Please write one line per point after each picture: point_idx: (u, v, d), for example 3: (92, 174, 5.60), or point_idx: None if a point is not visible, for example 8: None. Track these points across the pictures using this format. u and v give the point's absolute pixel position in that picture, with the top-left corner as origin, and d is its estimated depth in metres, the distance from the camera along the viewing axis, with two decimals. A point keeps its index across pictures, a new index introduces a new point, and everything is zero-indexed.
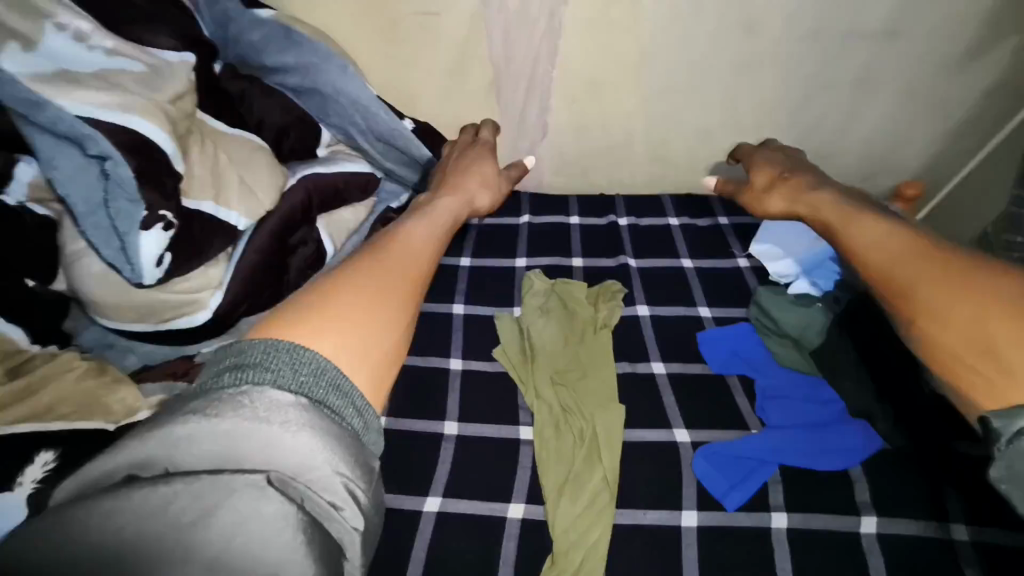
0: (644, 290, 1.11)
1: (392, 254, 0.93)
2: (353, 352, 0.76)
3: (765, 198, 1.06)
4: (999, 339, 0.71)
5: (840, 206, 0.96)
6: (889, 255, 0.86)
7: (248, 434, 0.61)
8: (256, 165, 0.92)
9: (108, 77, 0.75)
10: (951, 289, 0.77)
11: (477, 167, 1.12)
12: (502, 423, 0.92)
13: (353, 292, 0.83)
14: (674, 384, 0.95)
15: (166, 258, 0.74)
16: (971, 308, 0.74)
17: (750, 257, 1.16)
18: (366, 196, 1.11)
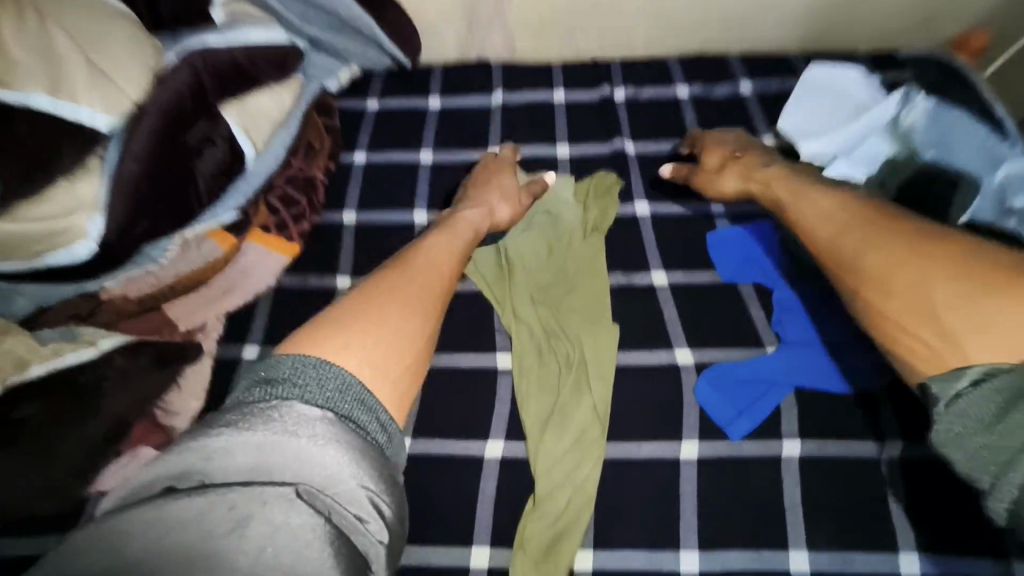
0: (643, 183, 0.91)
1: (418, 265, 0.72)
2: (377, 375, 0.60)
3: (716, 181, 0.85)
4: (948, 303, 0.57)
5: (796, 182, 0.78)
6: (836, 225, 0.70)
7: (272, 449, 0.49)
8: (109, 39, 0.71)
9: None
10: (894, 249, 0.63)
11: (507, 185, 0.87)
12: (476, 351, 0.78)
13: (381, 305, 0.65)
14: (677, 295, 0.80)
15: None
16: (916, 271, 0.61)
17: (777, 134, 0.95)
18: (284, 80, 0.87)
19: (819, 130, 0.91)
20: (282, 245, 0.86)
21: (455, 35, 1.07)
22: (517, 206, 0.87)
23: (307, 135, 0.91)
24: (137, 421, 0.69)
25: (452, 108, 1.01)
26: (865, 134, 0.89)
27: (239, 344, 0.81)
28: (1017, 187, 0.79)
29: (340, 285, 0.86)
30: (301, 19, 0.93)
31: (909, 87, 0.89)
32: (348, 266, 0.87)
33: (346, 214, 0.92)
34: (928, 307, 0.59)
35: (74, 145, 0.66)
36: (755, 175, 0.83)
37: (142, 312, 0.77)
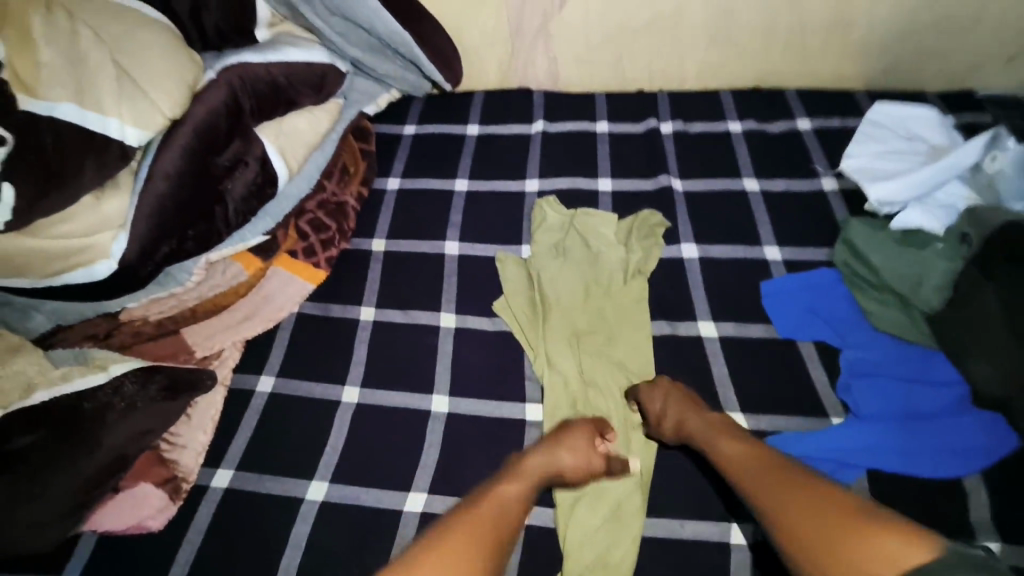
0: (691, 223, 0.85)
1: (487, 530, 0.55)
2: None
3: (658, 418, 0.66)
4: (802, 532, 0.49)
5: (715, 414, 0.65)
6: (739, 458, 0.59)
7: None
8: (143, 47, 0.67)
9: None
10: (771, 477, 0.55)
11: (591, 452, 0.63)
12: (503, 400, 0.73)
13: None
14: (728, 351, 0.72)
15: (6, 191, 0.58)
16: (785, 495, 0.52)
17: (837, 174, 0.87)
18: (322, 102, 0.85)
19: (890, 172, 0.81)
20: (307, 271, 0.83)
21: (497, 60, 1.03)
22: (588, 474, 0.62)
23: (342, 160, 0.89)
24: (138, 455, 0.66)
25: (490, 135, 0.98)
26: (943, 179, 0.79)
27: (255, 375, 0.77)
28: None
29: (362, 317, 0.81)
30: (342, 39, 0.89)
31: (996, 130, 0.79)
32: (373, 297, 0.83)
33: (375, 241, 0.88)
34: (796, 541, 0.49)
35: (97, 157, 0.63)
36: (689, 412, 0.65)
37: (158, 335, 0.74)
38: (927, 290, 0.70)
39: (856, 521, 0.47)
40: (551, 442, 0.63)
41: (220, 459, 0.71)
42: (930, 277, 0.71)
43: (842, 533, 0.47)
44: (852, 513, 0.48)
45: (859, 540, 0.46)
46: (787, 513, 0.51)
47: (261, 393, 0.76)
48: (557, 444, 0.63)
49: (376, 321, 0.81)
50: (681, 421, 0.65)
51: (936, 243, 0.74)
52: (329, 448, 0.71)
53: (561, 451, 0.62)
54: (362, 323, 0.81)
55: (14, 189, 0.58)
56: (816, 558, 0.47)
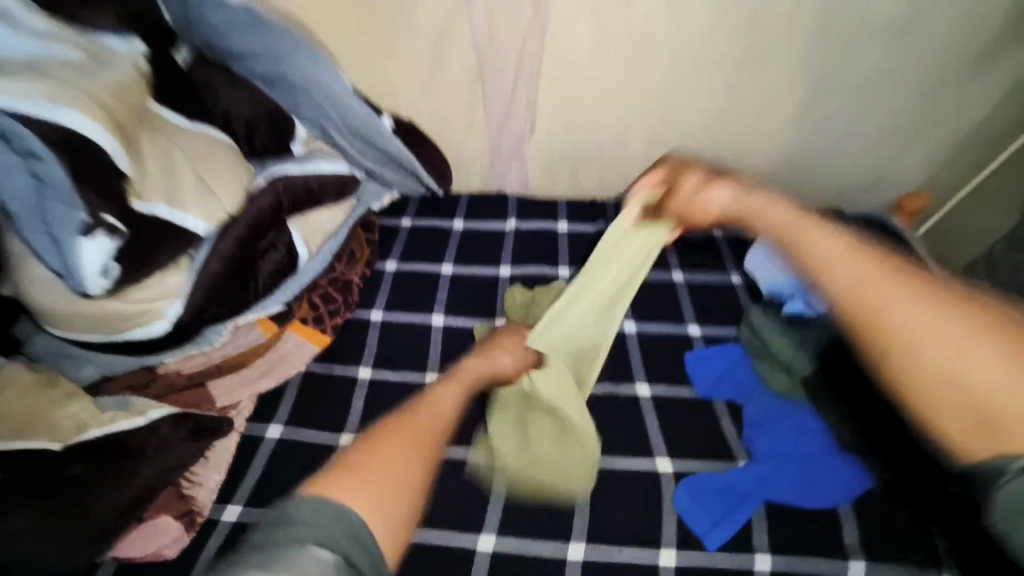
0: (631, 305, 1.06)
1: (426, 425, 0.74)
2: (386, 540, 0.62)
3: (694, 201, 0.88)
4: (957, 364, 0.56)
5: (784, 206, 0.75)
6: (879, 287, 0.62)
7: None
8: (215, 161, 0.88)
9: (43, 70, 0.72)
10: (932, 313, 0.59)
11: (516, 358, 0.90)
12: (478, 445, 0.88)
13: (409, 454, 0.69)
14: (658, 407, 0.91)
15: (112, 267, 0.73)
16: (947, 338, 0.57)
17: (743, 272, 1.12)
18: (341, 199, 1.06)
19: None
20: (315, 336, 0.99)
21: (480, 171, 1.30)
22: (517, 366, 0.89)
23: (351, 246, 1.10)
24: (162, 488, 0.77)
25: (472, 230, 1.21)
26: None
27: (265, 424, 0.90)
28: None
29: (361, 375, 0.97)
30: (360, 152, 1.14)
31: (848, 244, 1.06)
32: (370, 358, 0.99)
33: (374, 313, 1.06)
34: (954, 397, 0.56)
35: (175, 243, 0.80)
36: (744, 198, 0.80)
37: (189, 386, 0.88)
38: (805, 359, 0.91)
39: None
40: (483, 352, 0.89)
41: (230, 495, 0.82)
42: (806, 349, 0.92)
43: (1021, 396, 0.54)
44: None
45: None
46: (959, 360, 0.56)
47: (269, 439, 0.89)
48: (490, 349, 0.89)
49: (371, 379, 0.96)
50: (735, 203, 0.81)
51: (812, 324, 0.96)
52: None
53: (490, 355, 0.89)
54: (361, 381, 0.96)
55: (122, 266, 0.74)
56: (986, 410, 0.55)
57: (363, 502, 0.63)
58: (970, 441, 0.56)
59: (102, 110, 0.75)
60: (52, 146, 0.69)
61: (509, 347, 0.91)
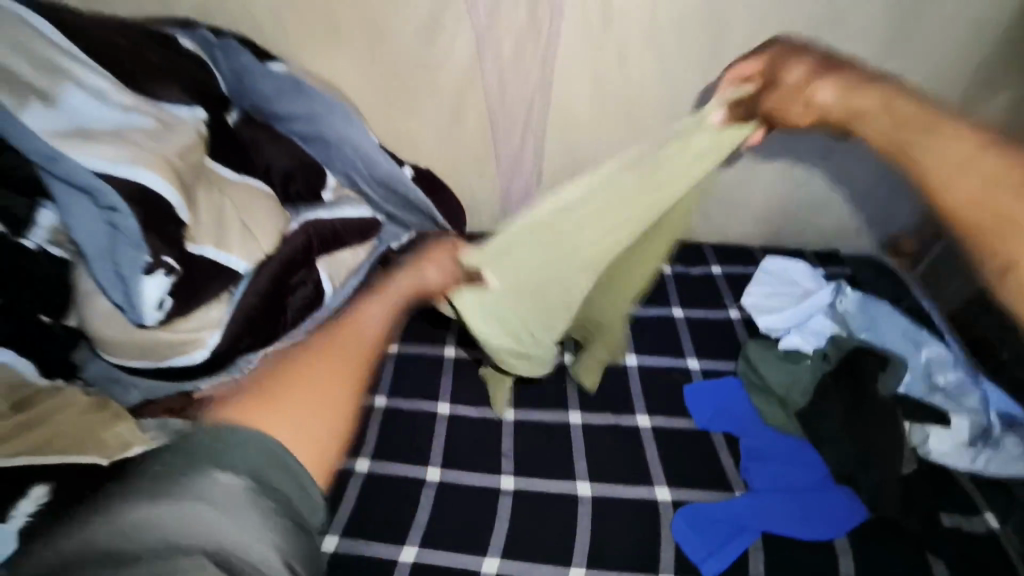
0: (633, 339, 1.11)
1: (352, 347, 0.76)
2: (308, 457, 0.65)
3: (800, 96, 0.82)
4: (969, 198, 0.62)
5: (914, 103, 0.72)
6: (972, 177, 0.62)
7: (175, 523, 0.54)
8: (258, 209, 0.98)
9: (122, 134, 0.81)
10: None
11: (450, 274, 0.92)
12: (484, 471, 0.92)
13: (325, 379, 0.71)
14: (658, 438, 0.95)
15: (166, 301, 0.83)
16: None
17: (741, 307, 1.16)
18: (366, 240, 1.14)
19: (774, 307, 1.12)
20: None
21: (491, 214, 1.39)
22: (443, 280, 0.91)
23: None
24: None
25: None
26: (810, 314, 1.09)
27: None
28: (938, 368, 0.98)
29: (376, 402, 1.03)
30: (382, 198, 1.23)
31: (840, 282, 1.11)
32: (386, 387, 1.06)
33: (390, 344, 1.13)
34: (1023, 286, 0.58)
35: (221, 282, 0.90)
36: (853, 93, 0.77)
37: None
38: (798, 392, 0.96)
39: None
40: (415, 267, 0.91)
41: None
42: (801, 382, 0.96)
43: None
44: None
45: None
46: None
47: None
48: (417, 265, 0.91)
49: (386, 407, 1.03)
50: (843, 95, 0.78)
51: (806, 359, 1.00)
52: (341, 507, 0.89)
53: (422, 270, 0.91)
54: (376, 408, 1.02)
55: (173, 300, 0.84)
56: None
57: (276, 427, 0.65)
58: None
59: (165, 167, 0.82)
60: (129, 202, 0.78)
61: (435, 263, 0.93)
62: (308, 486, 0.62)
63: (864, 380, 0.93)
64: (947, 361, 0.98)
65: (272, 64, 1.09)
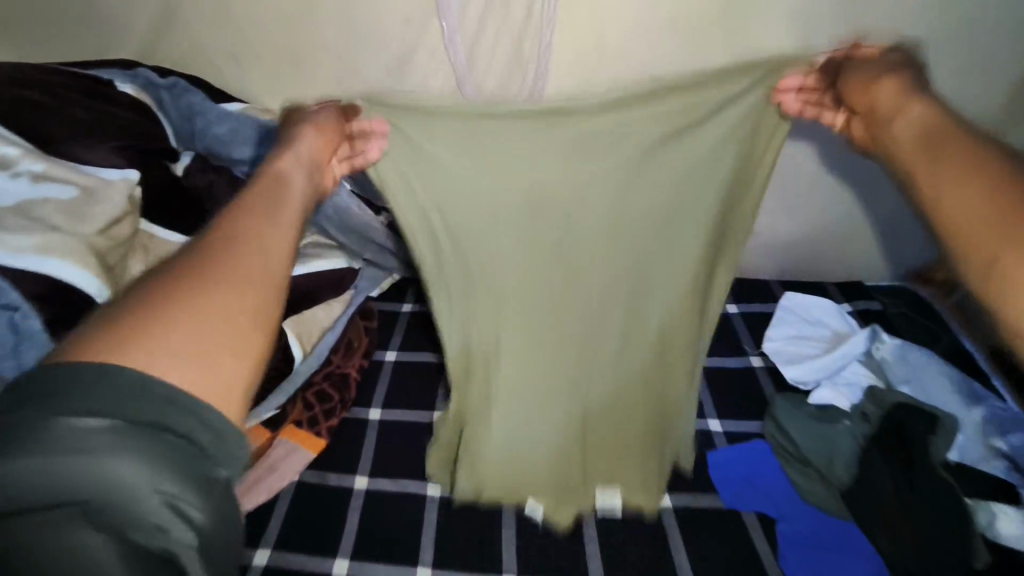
0: (712, 399, 0.98)
1: (240, 240, 0.52)
2: (213, 389, 0.43)
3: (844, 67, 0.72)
4: (913, 165, 0.58)
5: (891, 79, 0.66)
6: (926, 153, 0.57)
7: (33, 477, 0.36)
8: None
9: (29, 211, 0.69)
10: (959, 162, 0.53)
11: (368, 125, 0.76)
12: (484, 569, 0.79)
13: (217, 282, 0.47)
14: (682, 521, 0.82)
15: None
16: (963, 210, 0.51)
17: (763, 354, 1.04)
18: (340, 292, 1.06)
19: (800, 355, 1.01)
20: (310, 440, 0.95)
21: None
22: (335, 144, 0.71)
23: (348, 336, 1.06)
24: None
25: None
26: (844, 362, 0.98)
27: (252, 548, 0.82)
28: (998, 427, 0.87)
29: (356, 485, 0.90)
30: (359, 244, 1.09)
31: (876, 326, 1.00)
32: (366, 466, 0.93)
33: (372, 411, 1.01)
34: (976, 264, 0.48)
35: None
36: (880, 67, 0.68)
37: None
38: (840, 465, 0.85)
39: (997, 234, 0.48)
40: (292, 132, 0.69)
41: None
42: (840, 450, 0.86)
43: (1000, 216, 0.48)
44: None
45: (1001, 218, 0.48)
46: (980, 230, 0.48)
47: (256, 566, 0.81)
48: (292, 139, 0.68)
49: (368, 490, 0.89)
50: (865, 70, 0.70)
51: (844, 419, 0.89)
52: None
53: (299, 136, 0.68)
54: (356, 492, 0.89)
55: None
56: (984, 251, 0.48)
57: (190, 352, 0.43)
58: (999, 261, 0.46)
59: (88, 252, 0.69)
60: (34, 299, 0.65)
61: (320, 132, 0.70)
62: (221, 428, 0.42)
63: (909, 443, 0.83)
64: (1006, 419, 0.87)
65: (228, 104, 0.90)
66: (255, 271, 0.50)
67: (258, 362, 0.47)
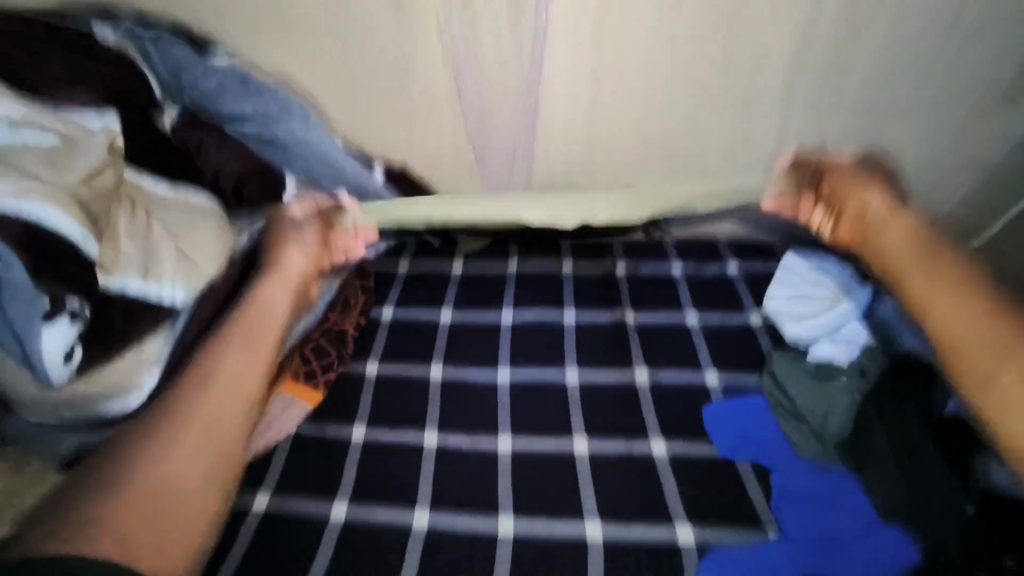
0: (709, 354, 0.98)
1: (218, 386, 0.69)
2: (165, 557, 0.55)
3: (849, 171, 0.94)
4: (908, 280, 0.80)
5: (884, 207, 0.88)
6: (899, 259, 0.83)
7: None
8: (195, 229, 0.86)
9: (9, 156, 0.72)
10: (933, 277, 0.77)
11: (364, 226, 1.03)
12: (480, 511, 0.80)
13: (166, 457, 0.61)
14: (676, 468, 0.83)
15: (77, 352, 0.70)
16: (945, 303, 0.74)
17: (761, 311, 1.03)
18: (334, 249, 1.04)
19: (805, 312, 0.99)
20: (308, 393, 0.95)
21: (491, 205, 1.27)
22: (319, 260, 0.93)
23: (345, 294, 1.06)
24: None
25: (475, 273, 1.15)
26: (844, 319, 0.96)
27: (252, 494, 0.83)
28: None
29: (354, 437, 0.90)
30: None
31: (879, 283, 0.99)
32: (364, 417, 0.93)
33: (370, 365, 1.01)
34: (965, 363, 0.69)
35: (150, 319, 0.77)
36: (851, 187, 0.92)
37: None
38: (836, 417, 0.85)
39: (998, 343, 0.67)
40: (279, 248, 0.90)
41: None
42: (836, 404, 0.86)
43: (1009, 349, 0.66)
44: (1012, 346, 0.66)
45: (1013, 357, 0.65)
46: (934, 313, 0.74)
47: (254, 512, 0.81)
48: (276, 251, 0.90)
49: (365, 441, 0.90)
50: (834, 158, 0.97)
51: (841, 375, 0.89)
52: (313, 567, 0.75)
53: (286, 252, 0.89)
54: (354, 443, 0.90)
55: (83, 350, 0.71)
56: (965, 358, 0.69)
57: (139, 483, 0.58)
58: (967, 357, 0.69)
59: (73, 198, 0.73)
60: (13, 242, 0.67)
61: (312, 242, 0.93)
62: None
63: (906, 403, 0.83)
64: None
65: (214, 60, 1.04)
66: (217, 422, 0.66)
67: (209, 518, 0.61)
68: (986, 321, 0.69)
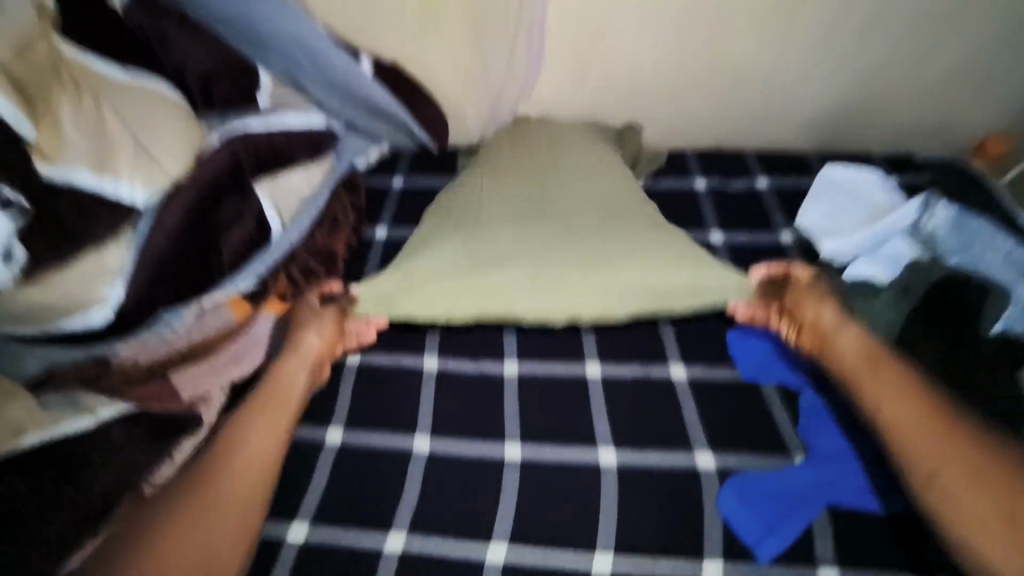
0: (735, 273, 0.90)
1: (214, 514, 0.60)
2: None
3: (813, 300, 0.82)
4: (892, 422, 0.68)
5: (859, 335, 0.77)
6: (864, 364, 0.74)
7: None
8: (155, 122, 0.76)
9: None
10: (935, 428, 0.65)
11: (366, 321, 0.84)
12: (486, 436, 0.74)
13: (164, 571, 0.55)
14: (696, 393, 0.77)
15: (18, 250, 0.65)
16: (913, 418, 0.66)
17: (793, 230, 0.94)
18: (318, 156, 0.91)
19: (837, 228, 0.91)
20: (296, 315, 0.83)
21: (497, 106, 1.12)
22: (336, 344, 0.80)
23: (333, 211, 0.93)
24: None
25: None
26: (886, 236, 0.88)
27: None
28: None
29: (349, 360, 0.82)
30: (340, 102, 1.01)
31: (929, 194, 0.89)
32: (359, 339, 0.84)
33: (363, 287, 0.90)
34: (926, 469, 0.63)
35: (109, 220, 0.70)
36: (808, 301, 0.82)
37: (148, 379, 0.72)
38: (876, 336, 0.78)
39: (963, 451, 0.63)
40: (294, 335, 0.78)
41: None
42: (878, 324, 0.79)
43: (973, 460, 0.62)
44: (964, 446, 0.63)
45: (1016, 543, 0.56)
46: (896, 418, 0.67)
47: None
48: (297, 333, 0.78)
49: (361, 364, 0.82)
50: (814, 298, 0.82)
51: (881, 293, 0.82)
52: (309, 492, 0.69)
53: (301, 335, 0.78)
54: (349, 365, 0.82)
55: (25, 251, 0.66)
56: (938, 475, 0.62)
57: None
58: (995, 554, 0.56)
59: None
60: None
61: (326, 322, 0.81)
62: None
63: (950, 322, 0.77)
64: None
65: None
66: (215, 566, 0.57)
67: None
68: (962, 452, 0.63)
